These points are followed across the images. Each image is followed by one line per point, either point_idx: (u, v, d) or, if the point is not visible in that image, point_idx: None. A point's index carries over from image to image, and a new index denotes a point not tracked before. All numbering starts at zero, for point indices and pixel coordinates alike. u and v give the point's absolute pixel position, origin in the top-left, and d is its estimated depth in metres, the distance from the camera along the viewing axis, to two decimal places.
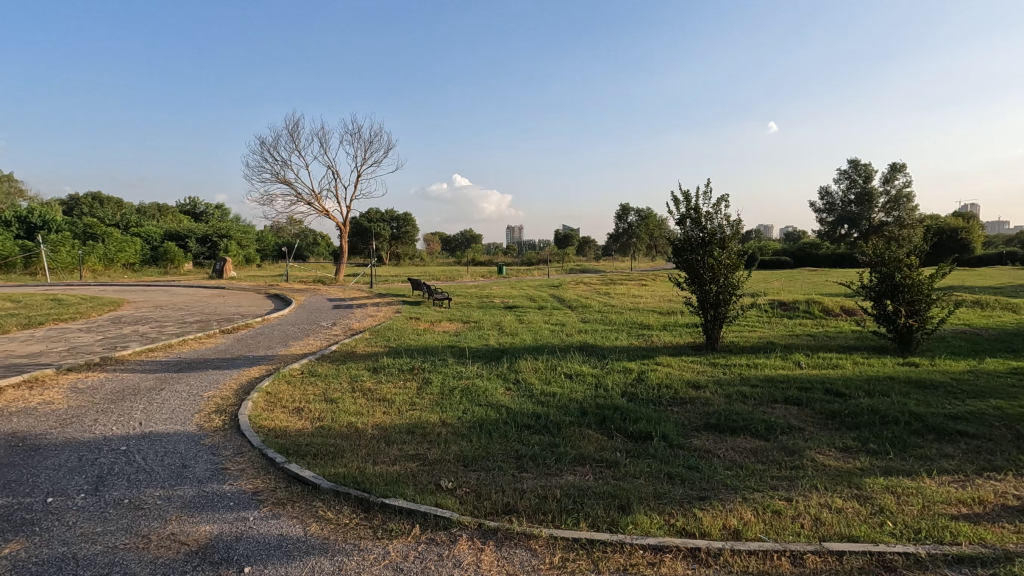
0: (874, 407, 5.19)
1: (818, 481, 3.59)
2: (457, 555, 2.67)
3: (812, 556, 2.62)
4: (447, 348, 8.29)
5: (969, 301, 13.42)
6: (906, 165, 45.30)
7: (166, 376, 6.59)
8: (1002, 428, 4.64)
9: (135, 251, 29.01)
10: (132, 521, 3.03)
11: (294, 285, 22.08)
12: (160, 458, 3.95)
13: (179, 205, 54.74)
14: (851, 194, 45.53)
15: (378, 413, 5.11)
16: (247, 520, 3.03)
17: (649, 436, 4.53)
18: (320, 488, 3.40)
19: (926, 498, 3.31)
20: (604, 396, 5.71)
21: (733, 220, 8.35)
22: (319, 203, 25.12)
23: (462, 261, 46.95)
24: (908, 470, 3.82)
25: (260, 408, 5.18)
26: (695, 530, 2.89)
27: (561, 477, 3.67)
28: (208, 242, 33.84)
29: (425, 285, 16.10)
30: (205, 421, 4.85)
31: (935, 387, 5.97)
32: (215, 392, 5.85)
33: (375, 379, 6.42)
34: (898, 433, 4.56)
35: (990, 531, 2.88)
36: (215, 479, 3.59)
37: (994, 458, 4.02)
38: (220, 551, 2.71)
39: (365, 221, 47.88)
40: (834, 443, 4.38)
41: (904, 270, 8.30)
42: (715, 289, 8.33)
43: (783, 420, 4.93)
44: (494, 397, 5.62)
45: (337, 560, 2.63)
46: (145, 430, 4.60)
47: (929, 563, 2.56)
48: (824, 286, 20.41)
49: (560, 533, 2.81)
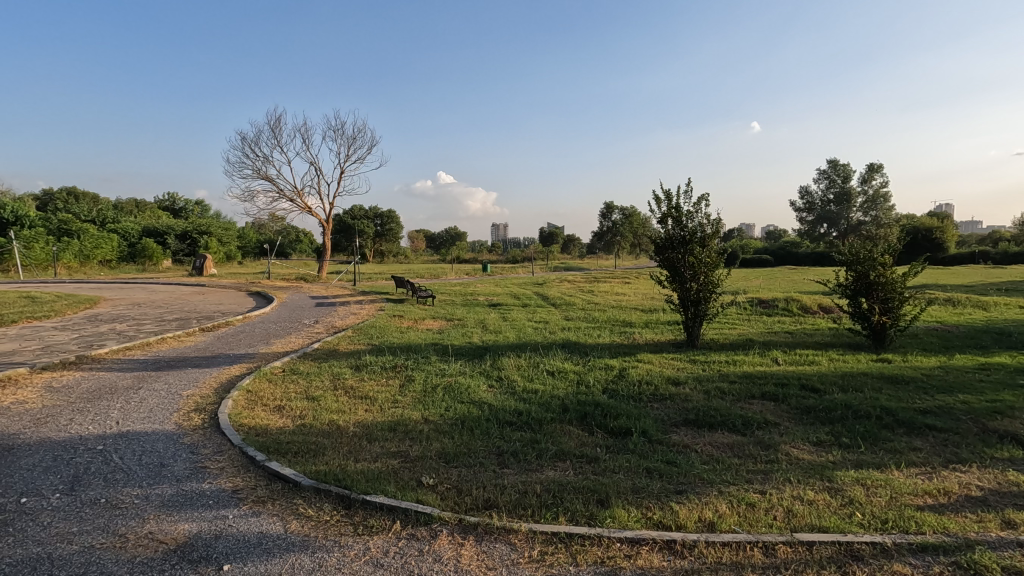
0: (847, 402, 5.33)
1: (791, 474, 3.68)
2: (437, 551, 2.69)
3: (783, 547, 2.70)
4: (430, 346, 8.29)
5: (941, 298, 13.78)
6: (883, 166, 46.28)
7: (144, 375, 6.49)
8: (969, 422, 4.80)
9: (112, 248, 28.48)
10: (108, 520, 3.00)
11: (277, 283, 21.86)
12: (138, 458, 3.91)
13: (157, 201, 53.76)
14: (830, 194, 46.34)
15: (360, 411, 5.10)
16: (226, 519, 3.02)
17: (629, 432, 4.61)
18: (300, 486, 3.40)
19: (894, 489, 3.41)
20: (585, 392, 5.78)
21: (713, 219, 8.50)
22: (301, 199, 24.93)
23: (448, 259, 46.92)
24: (878, 462, 3.94)
25: (241, 407, 5.13)
26: (672, 523, 2.95)
27: (541, 473, 3.72)
28: (188, 239, 33.43)
29: (409, 283, 16.07)
30: (183, 421, 4.79)
31: (906, 383, 6.13)
32: (195, 391, 5.77)
33: (358, 377, 6.39)
34: (870, 427, 4.70)
35: (954, 521, 2.99)
36: (195, 478, 3.56)
37: (960, 451, 4.15)
38: (200, 550, 2.70)
39: (349, 218, 47.47)
40: (808, 437, 4.48)
41: (878, 269, 8.48)
42: (696, 287, 8.44)
43: (760, 415, 5.04)
44: (476, 394, 5.65)
45: (317, 557, 2.65)
46: (121, 430, 4.53)
47: (894, 551, 2.66)
48: (804, 284, 20.80)
49: (539, 528, 2.86)
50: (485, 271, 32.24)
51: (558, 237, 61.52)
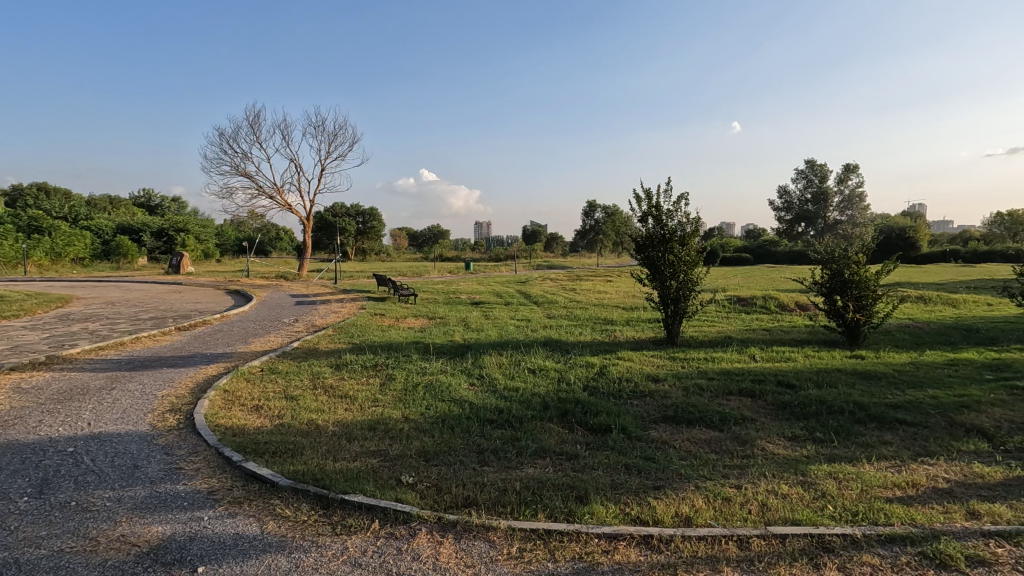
0: (821, 398, 5.44)
1: (767, 469, 3.75)
2: (416, 549, 2.69)
3: (757, 540, 2.75)
4: (412, 344, 8.26)
5: (914, 296, 14.09)
6: (858, 166, 47.28)
7: (118, 375, 6.37)
8: (937, 416, 4.93)
9: (85, 245, 27.79)
10: (79, 523, 2.94)
11: (256, 281, 21.56)
12: (110, 459, 3.83)
13: (131, 198, 52.55)
14: (807, 194, 47.13)
15: (340, 410, 5.07)
16: (201, 520, 2.98)
17: (609, 428, 4.65)
18: (277, 486, 3.37)
19: (865, 482, 3.50)
20: (565, 390, 5.82)
21: (692, 218, 8.60)
22: (281, 196, 24.65)
23: (430, 257, 46.79)
24: (850, 456, 4.03)
25: (217, 407, 5.05)
26: (649, 518, 2.99)
27: (522, 470, 3.74)
28: (164, 237, 32.85)
29: (390, 282, 15.97)
30: (157, 422, 4.70)
31: (879, 378, 6.29)
32: (170, 391, 5.67)
33: (338, 376, 6.33)
34: (843, 422, 4.80)
35: (921, 512, 3.07)
36: (169, 479, 3.51)
37: (928, 444, 4.27)
38: (173, 552, 2.66)
39: (330, 216, 47.04)
40: (784, 432, 4.57)
41: (853, 267, 8.67)
42: (676, 286, 8.55)
43: (737, 412, 5.11)
44: (458, 392, 5.65)
45: (294, 557, 2.62)
46: (92, 432, 4.43)
47: (863, 542, 2.73)
48: (782, 282, 21.12)
49: (518, 525, 2.87)
50: (468, 268, 32.05)
51: (541, 236, 61.55)
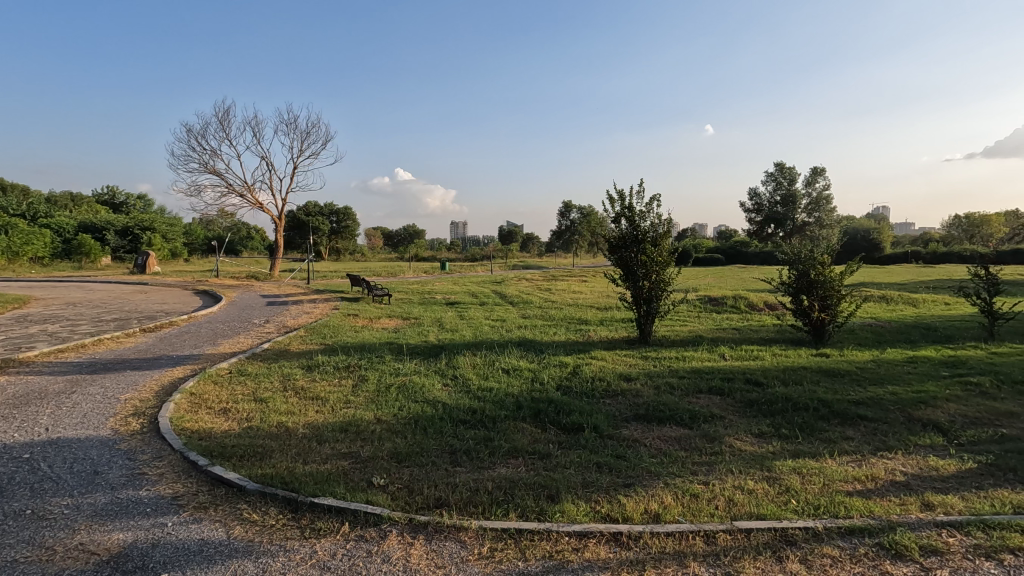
0: (787, 395, 5.59)
1: (734, 465, 3.84)
2: (386, 551, 2.67)
3: (723, 534, 2.81)
4: (386, 344, 8.21)
5: (877, 296, 14.52)
6: (825, 170, 48.60)
7: (78, 379, 6.17)
8: (896, 412, 5.11)
9: (44, 244, 26.81)
10: (34, 531, 2.84)
11: (225, 281, 21.13)
12: (68, 466, 3.71)
13: (94, 194, 50.71)
14: (777, 196, 48.18)
15: (311, 412, 5.00)
16: (164, 526, 2.91)
17: (581, 428, 4.69)
18: (245, 490, 3.30)
19: (827, 477, 3.61)
20: (539, 389, 5.86)
21: (665, 219, 8.73)
22: (251, 195, 24.18)
23: (406, 257, 46.52)
24: (813, 452, 4.15)
25: (183, 410, 4.93)
26: (619, 515, 3.03)
27: (494, 470, 3.74)
28: (129, 235, 31.92)
29: (364, 282, 15.84)
30: (120, 426, 4.56)
31: (841, 375, 6.49)
32: (133, 395, 5.51)
33: (309, 378, 6.26)
34: (807, 418, 4.94)
35: (879, 504, 3.18)
36: (130, 485, 3.41)
37: (887, 439, 4.42)
38: (134, 559, 2.59)
39: (304, 215, 46.34)
40: (751, 429, 4.68)
41: (818, 268, 8.90)
42: (648, 286, 8.65)
43: (706, 409, 5.20)
44: (432, 393, 5.63)
45: (261, 562, 2.59)
46: (50, 437, 4.28)
47: (824, 535, 2.81)
48: (752, 283, 21.57)
49: (490, 525, 2.88)
50: (443, 268, 31.82)
51: (517, 236, 61.75)
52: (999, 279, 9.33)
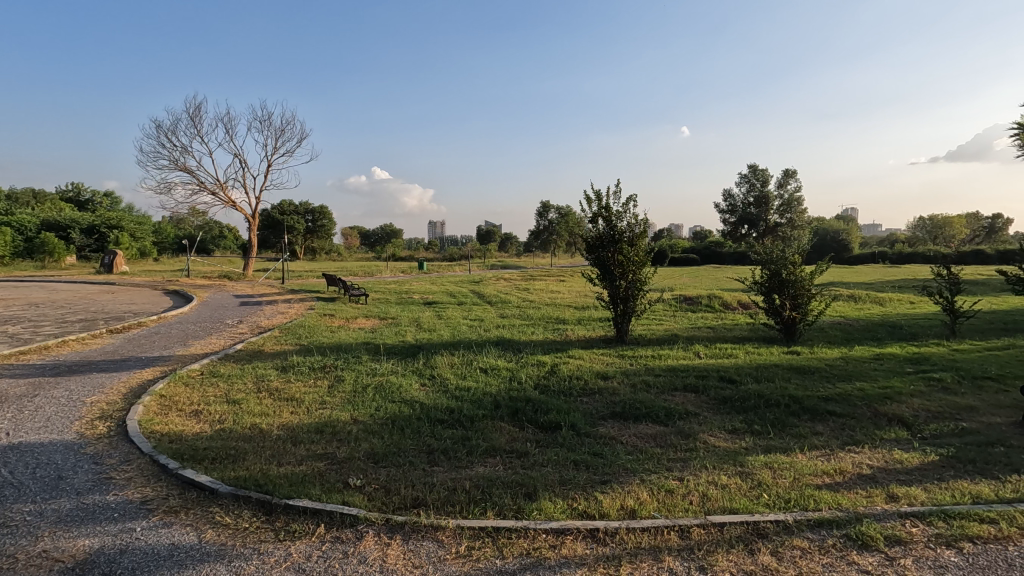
0: (759, 392, 5.70)
1: (708, 461, 3.90)
2: (363, 552, 2.65)
3: (697, 529, 2.86)
4: (362, 345, 8.12)
5: (845, 296, 14.89)
6: (796, 173, 49.74)
7: (41, 382, 5.96)
8: (863, 407, 5.26)
9: (6, 243, 25.90)
10: None
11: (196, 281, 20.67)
12: (31, 470, 3.59)
13: (59, 193, 49.20)
14: (750, 197, 49.09)
15: (285, 413, 4.93)
16: (134, 532, 2.84)
17: (558, 427, 4.70)
18: (217, 494, 3.23)
19: (797, 471, 3.70)
20: (517, 388, 5.87)
21: (641, 219, 8.82)
22: (224, 193, 23.67)
23: (383, 257, 46.16)
24: (784, 447, 4.25)
25: (152, 413, 4.80)
26: (595, 512, 3.06)
27: (471, 469, 3.74)
28: (96, 233, 31.02)
29: (340, 281, 15.65)
30: (85, 430, 4.42)
31: (811, 372, 6.66)
32: (100, 398, 5.35)
33: (283, 379, 6.17)
34: (778, 414, 5.05)
35: (846, 497, 3.27)
36: (97, 490, 3.32)
37: (855, 434, 4.55)
38: (101, 566, 2.52)
39: (278, 214, 45.64)
40: (725, 426, 4.76)
41: (789, 267, 9.10)
42: (625, 285, 8.74)
43: (681, 407, 5.29)
44: (409, 393, 5.59)
45: (234, 565, 2.55)
46: (11, 442, 4.12)
47: (793, 527, 2.88)
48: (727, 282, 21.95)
49: (467, 523, 2.88)
50: (420, 268, 31.56)
51: (495, 236, 61.85)
52: (959, 279, 9.66)
